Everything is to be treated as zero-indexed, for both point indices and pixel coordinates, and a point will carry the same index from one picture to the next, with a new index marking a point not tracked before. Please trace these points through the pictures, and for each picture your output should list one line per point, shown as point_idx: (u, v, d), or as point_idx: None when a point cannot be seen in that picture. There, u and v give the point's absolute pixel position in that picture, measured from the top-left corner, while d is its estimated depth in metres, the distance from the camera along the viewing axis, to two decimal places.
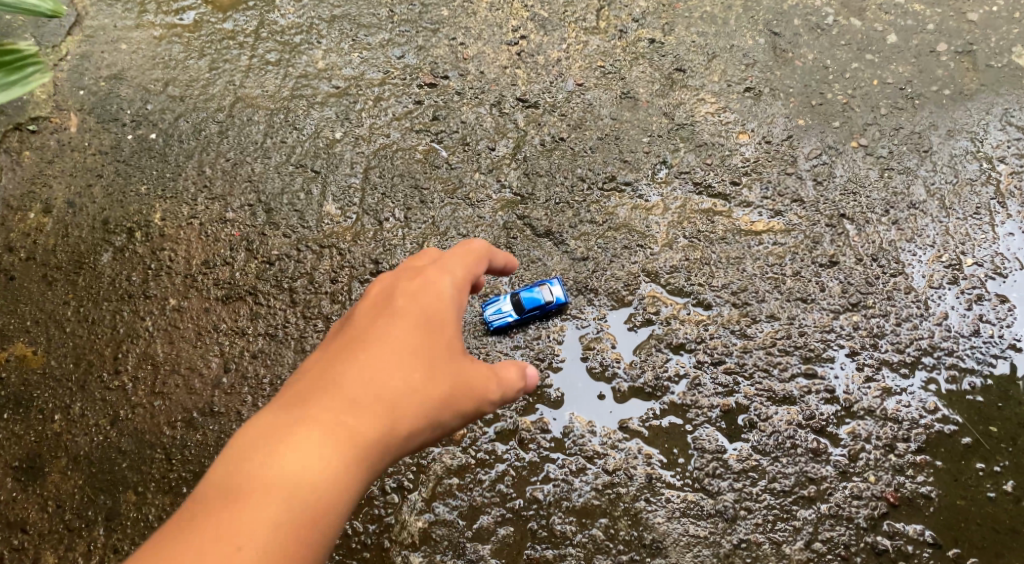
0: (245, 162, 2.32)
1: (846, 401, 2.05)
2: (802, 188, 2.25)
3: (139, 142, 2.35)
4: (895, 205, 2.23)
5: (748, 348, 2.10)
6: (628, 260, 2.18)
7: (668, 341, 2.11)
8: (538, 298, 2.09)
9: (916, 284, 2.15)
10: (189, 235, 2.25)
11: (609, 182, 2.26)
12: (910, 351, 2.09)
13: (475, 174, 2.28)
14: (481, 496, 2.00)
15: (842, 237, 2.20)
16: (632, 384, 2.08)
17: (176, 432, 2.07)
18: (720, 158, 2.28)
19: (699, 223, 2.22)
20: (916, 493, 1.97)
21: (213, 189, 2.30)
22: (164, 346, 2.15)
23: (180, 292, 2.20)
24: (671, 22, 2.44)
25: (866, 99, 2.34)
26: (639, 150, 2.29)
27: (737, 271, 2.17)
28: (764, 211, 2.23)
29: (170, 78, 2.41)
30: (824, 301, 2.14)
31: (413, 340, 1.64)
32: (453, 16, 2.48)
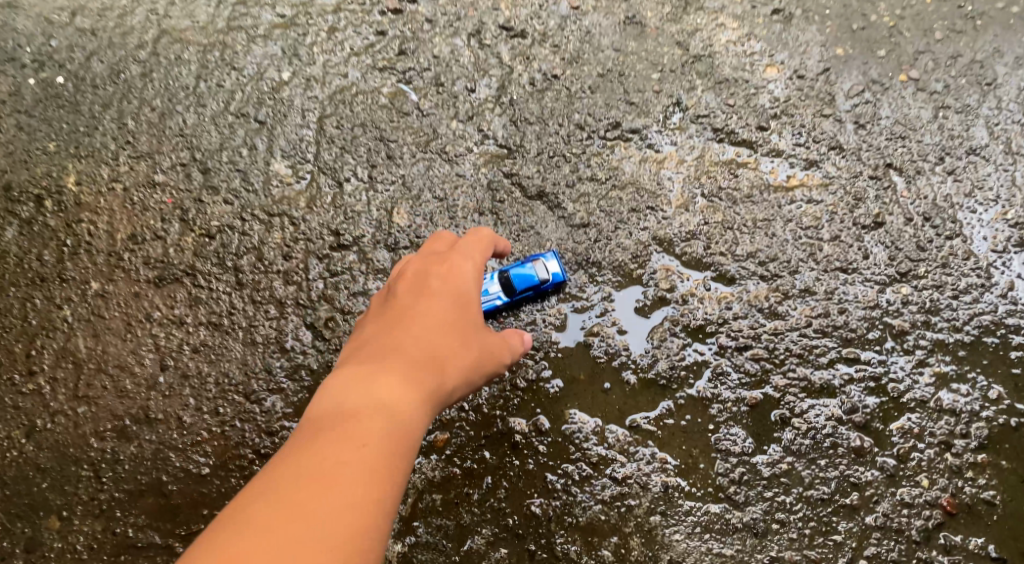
0: (174, 112, 1.92)
1: (894, 391, 1.77)
2: (841, 133, 1.90)
3: (43, 88, 1.94)
4: (952, 152, 1.88)
5: (778, 330, 1.80)
6: (636, 227, 1.84)
7: (685, 324, 1.80)
8: (531, 276, 1.76)
9: (976, 249, 1.84)
10: (110, 203, 1.88)
11: (612, 129, 1.89)
12: (970, 330, 1.80)
13: (452, 122, 1.91)
14: (470, 514, 1.73)
15: (889, 193, 1.87)
16: (643, 377, 1.78)
17: (105, 445, 1.76)
18: (744, 98, 1.91)
19: (720, 179, 1.87)
20: (977, 499, 1.71)
21: (138, 145, 1.91)
22: (88, 340, 1.81)
23: (102, 273, 1.84)
24: None
25: (918, 20, 1.95)
26: (648, 89, 1.91)
27: (766, 237, 1.84)
28: (797, 163, 1.88)
29: (78, 6, 1.98)
30: (867, 271, 1.83)
31: (447, 300, 1.55)
32: None
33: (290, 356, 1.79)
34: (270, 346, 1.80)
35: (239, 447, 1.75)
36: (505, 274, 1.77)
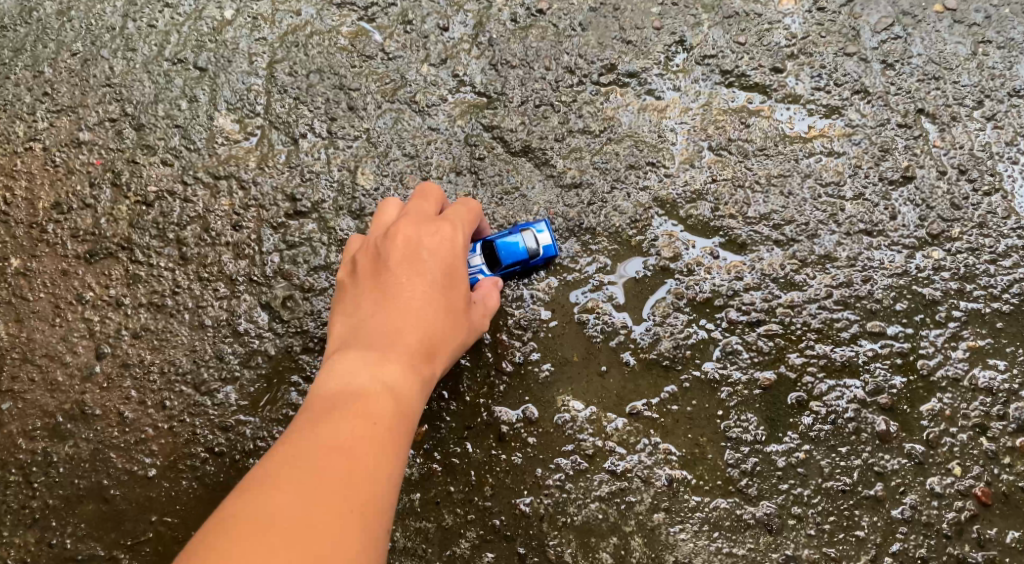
0: (99, 58, 1.66)
1: (923, 368, 1.59)
2: (865, 74, 1.67)
3: None
4: (992, 94, 1.66)
5: (795, 302, 1.60)
6: (635, 186, 1.62)
7: (690, 297, 1.60)
8: (521, 249, 1.54)
9: (1019, 206, 1.63)
10: (29, 166, 1.63)
11: (608, 72, 1.66)
12: (1010, 298, 1.60)
13: (422, 67, 1.66)
14: (451, 514, 1.56)
15: (921, 143, 1.65)
16: (643, 357, 1.59)
17: (36, 446, 1.55)
18: (756, 35, 1.68)
19: (730, 129, 1.64)
20: (1015, 489, 1.55)
21: (58, 98, 1.65)
22: (9, 327, 1.59)
23: (25, 248, 1.61)
24: None
25: None
26: (647, 25, 1.68)
27: (781, 196, 1.63)
28: (816, 109, 1.66)
29: None
30: (895, 233, 1.62)
31: (441, 266, 1.38)
32: None
33: (243, 342, 1.57)
34: (221, 330, 1.58)
35: (189, 446, 1.55)
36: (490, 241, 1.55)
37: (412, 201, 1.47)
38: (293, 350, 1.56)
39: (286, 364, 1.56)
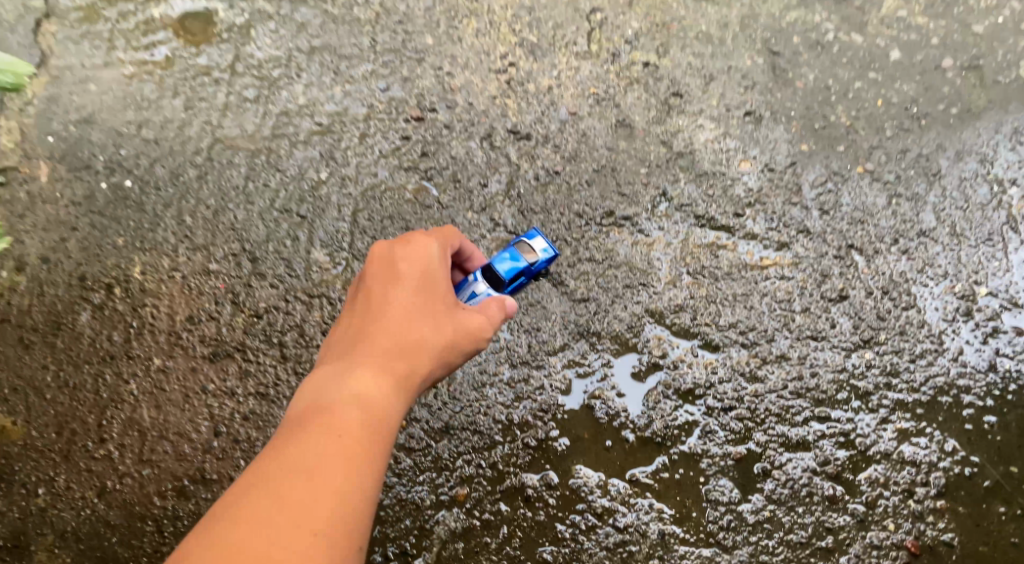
0: (226, 208, 2.20)
1: (861, 444, 2.04)
2: (808, 218, 2.18)
3: (114, 191, 2.23)
4: (904, 234, 2.17)
5: (759, 392, 2.07)
6: (630, 301, 2.12)
7: (676, 387, 2.08)
8: (520, 262, 2.00)
9: (930, 318, 2.12)
10: (171, 289, 2.16)
11: (607, 217, 2.17)
12: (926, 390, 2.08)
13: (467, 213, 2.17)
14: (489, 560, 1.99)
15: (851, 270, 2.15)
16: (640, 434, 2.06)
17: (167, 503, 2.01)
18: (722, 189, 2.18)
19: (703, 259, 2.14)
20: (938, 541, 1.98)
21: (195, 238, 2.19)
22: (151, 411, 2.08)
23: (164, 351, 2.12)
24: (666, 44, 2.29)
25: (871, 120, 2.25)
26: (637, 182, 2.18)
27: (744, 309, 2.12)
28: (770, 244, 2.16)
29: (144, 120, 2.28)
30: (835, 338, 2.11)
31: (418, 283, 1.74)
32: (437, 43, 2.31)
33: None
34: None
35: None
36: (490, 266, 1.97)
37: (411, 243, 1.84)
38: None
39: None
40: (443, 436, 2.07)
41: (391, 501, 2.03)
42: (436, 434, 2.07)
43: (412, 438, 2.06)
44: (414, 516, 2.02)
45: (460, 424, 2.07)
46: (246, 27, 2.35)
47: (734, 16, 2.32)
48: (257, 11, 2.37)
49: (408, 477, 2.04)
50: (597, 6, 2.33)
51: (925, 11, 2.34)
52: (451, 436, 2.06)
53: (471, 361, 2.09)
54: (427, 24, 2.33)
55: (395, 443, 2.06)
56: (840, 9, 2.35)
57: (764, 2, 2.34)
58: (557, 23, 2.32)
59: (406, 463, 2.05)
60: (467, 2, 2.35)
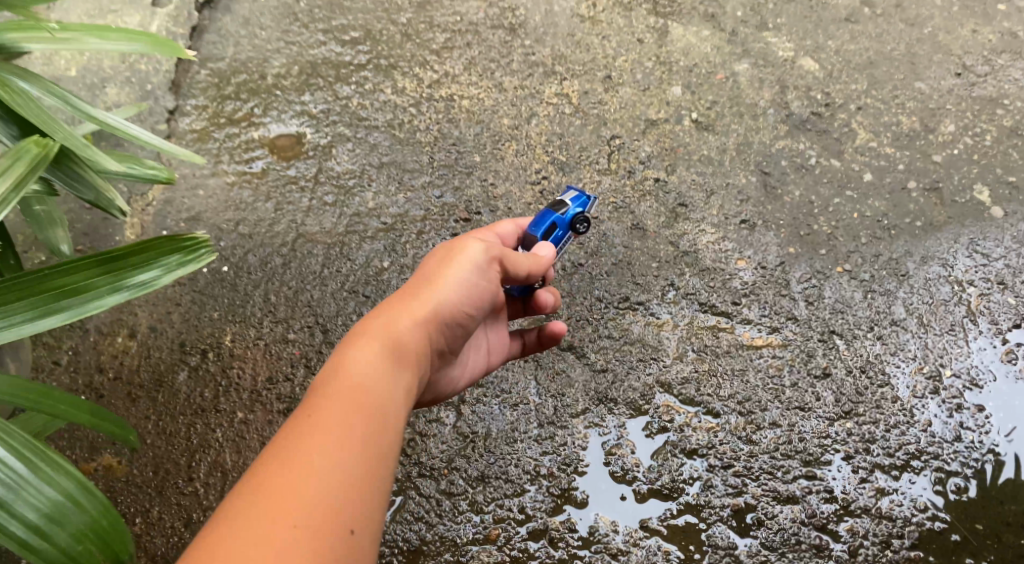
0: (304, 290, 2.64)
1: (844, 500, 2.34)
2: (795, 307, 2.55)
3: (212, 274, 2.67)
4: (878, 322, 2.53)
5: (754, 452, 2.39)
6: (642, 372, 2.49)
7: (683, 446, 2.41)
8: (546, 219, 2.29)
9: (901, 394, 2.45)
10: (255, 354, 2.56)
11: (623, 302, 2.57)
12: (900, 455, 2.39)
13: None
14: None
15: (833, 351, 2.50)
16: (651, 486, 2.37)
17: None
18: (722, 281, 2.59)
19: (705, 339, 2.52)
20: None
21: (277, 313, 2.62)
22: (232, 455, 2.45)
23: (246, 406, 2.50)
24: (673, 164, 2.75)
25: (849, 230, 2.64)
26: (649, 274, 2.60)
27: (741, 382, 2.47)
28: (762, 328, 2.53)
29: (241, 218, 2.75)
30: (820, 409, 2.44)
31: (407, 294, 2.02)
32: (484, 161, 2.79)
33: None
34: None
35: None
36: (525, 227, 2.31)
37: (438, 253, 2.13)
38: (413, 474, 2.41)
39: (412, 482, 2.40)
40: (479, 483, 2.39)
41: (433, 537, 2.35)
42: (473, 482, 2.40)
43: (453, 484, 2.40)
44: (452, 551, 2.33)
45: (494, 474, 2.40)
46: (328, 146, 2.85)
47: (731, 143, 2.78)
48: (338, 135, 2.86)
49: (448, 518, 2.36)
50: (617, 133, 2.81)
51: (893, 143, 2.76)
52: (486, 484, 2.39)
53: (505, 420, 2.45)
54: (476, 145, 2.82)
55: (438, 488, 2.39)
56: (821, 139, 2.78)
57: (757, 132, 2.80)
58: (583, 146, 2.80)
59: (446, 505, 2.38)
60: (509, 129, 2.84)
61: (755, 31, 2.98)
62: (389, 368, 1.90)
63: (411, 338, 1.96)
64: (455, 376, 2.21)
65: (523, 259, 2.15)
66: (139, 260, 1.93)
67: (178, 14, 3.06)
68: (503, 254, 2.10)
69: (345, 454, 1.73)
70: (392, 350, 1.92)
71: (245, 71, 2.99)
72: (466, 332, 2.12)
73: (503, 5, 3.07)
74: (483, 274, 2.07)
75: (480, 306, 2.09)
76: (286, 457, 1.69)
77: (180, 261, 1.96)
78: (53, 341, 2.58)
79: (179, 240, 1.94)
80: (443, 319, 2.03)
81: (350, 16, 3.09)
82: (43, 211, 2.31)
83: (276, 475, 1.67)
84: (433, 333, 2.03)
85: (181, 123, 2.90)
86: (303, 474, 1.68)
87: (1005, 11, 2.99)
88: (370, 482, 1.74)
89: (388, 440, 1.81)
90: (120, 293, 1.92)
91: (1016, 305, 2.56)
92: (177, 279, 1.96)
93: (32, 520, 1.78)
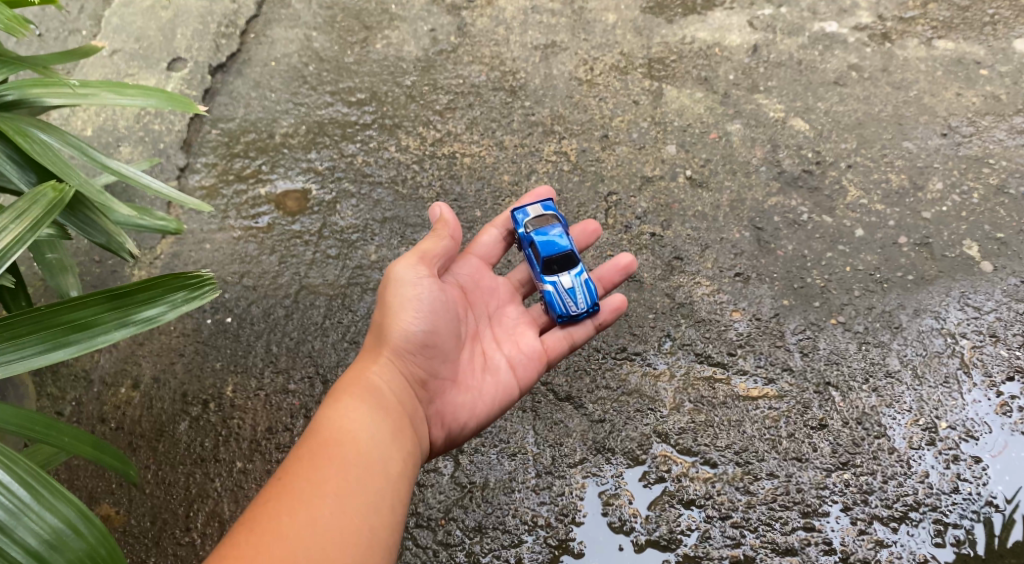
0: (306, 340, 2.67)
1: (843, 552, 2.34)
2: (791, 358, 2.58)
3: (216, 325, 2.71)
4: (873, 373, 2.55)
5: (752, 503, 2.39)
6: (640, 423, 2.50)
7: (680, 497, 2.41)
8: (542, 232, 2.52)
9: (897, 445, 2.45)
10: (256, 404, 2.58)
11: (621, 352, 2.61)
12: (898, 506, 2.38)
13: None
14: None
15: (829, 403, 2.51)
16: (649, 537, 2.37)
17: None
18: (717, 332, 2.63)
19: (702, 389, 2.55)
20: None
21: (279, 363, 2.64)
22: (230, 505, 2.44)
23: (245, 455, 2.51)
24: (668, 220, 2.82)
25: (842, 283, 2.69)
26: (646, 325, 2.64)
27: (737, 433, 2.48)
28: (758, 379, 2.56)
29: (245, 270, 2.80)
30: (817, 460, 2.44)
31: (379, 341, 2.25)
32: (484, 216, 2.86)
33: None
34: None
35: None
36: (546, 261, 2.47)
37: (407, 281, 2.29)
38: (410, 524, 2.41)
39: (409, 533, 2.40)
40: (476, 534, 2.39)
41: None
42: (470, 533, 2.40)
43: (450, 534, 2.40)
44: None
45: (492, 524, 2.40)
46: (332, 202, 2.92)
47: (725, 200, 2.85)
48: (342, 191, 2.94)
49: None
50: (613, 189, 2.89)
51: (883, 201, 2.83)
52: (483, 534, 2.39)
53: (503, 470, 2.46)
54: (477, 201, 2.89)
55: (435, 539, 2.39)
56: (813, 196, 2.85)
57: (750, 188, 2.87)
58: (581, 202, 2.87)
59: (443, 556, 2.38)
60: (509, 185, 2.92)
61: (747, 93, 3.09)
62: (360, 405, 2.11)
63: (378, 372, 2.19)
64: (462, 402, 2.31)
65: (439, 241, 2.36)
66: (144, 299, 2.09)
67: (192, 76, 3.17)
68: (428, 254, 2.33)
69: (323, 500, 1.94)
70: (361, 389, 2.14)
71: (254, 131, 3.09)
72: (440, 350, 2.29)
73: (504, 69, 3.19)
74: (418, 283, 2.28)
75: (433, 314, 2.27)
76: (271, 512, 1.91)
77: (186, 298, 2.13)
78: (57, 392, 2.61)
79: (185, 278, 2.12)
80: (408, 343, 2.24)
81: (357, 78, 3.20)
82: (55, 258, 2.45)
83: (262, 529, 1.88)
84: (400, 360, 2.23)
85: (191, 180, 2.99)
86: (289, 525, 1.89)
87: (988, 75, 3.08)
88: (350, 527, 1.93)
89: (366, 479, 2.00)
90: (126, 329, 2.09)
91: (1009, 357, 2.57)
92: (182, 315, 2.13)
93: (33, 544, 1.92)
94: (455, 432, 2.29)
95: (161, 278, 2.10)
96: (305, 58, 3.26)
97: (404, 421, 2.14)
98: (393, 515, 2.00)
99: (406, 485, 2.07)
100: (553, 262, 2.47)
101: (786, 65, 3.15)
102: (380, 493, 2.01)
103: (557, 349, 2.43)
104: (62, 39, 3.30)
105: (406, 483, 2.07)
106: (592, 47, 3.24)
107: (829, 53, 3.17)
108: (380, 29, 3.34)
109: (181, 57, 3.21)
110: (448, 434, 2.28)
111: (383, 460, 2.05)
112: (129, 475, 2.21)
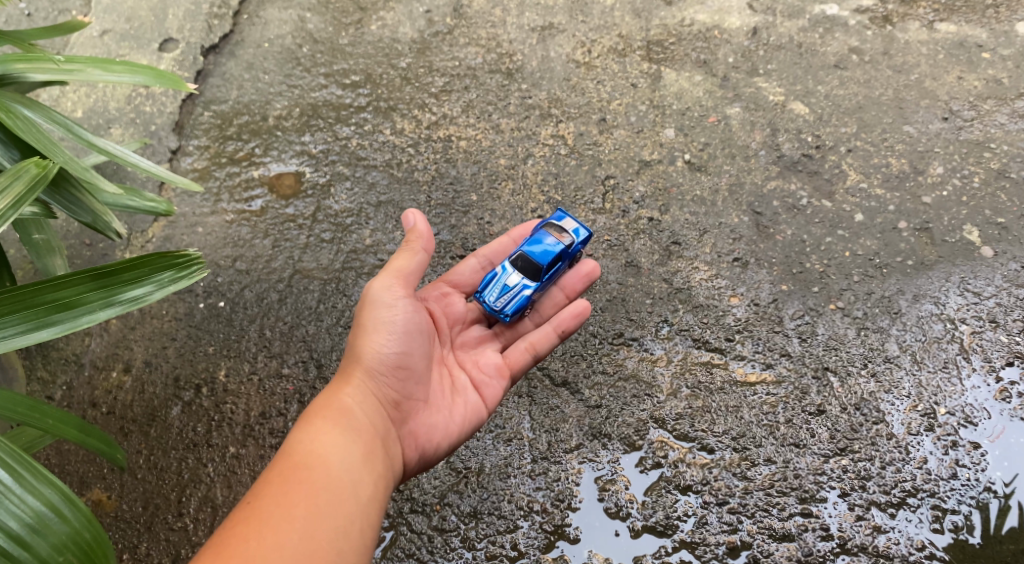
0: (300, 324, 2.64)
1: (841, 537, 2.33)
2: (789, 344, 2.55)
3: (208, 310, 2.68)
4: (872, 359, 2.53)
5: (749, 489, 2.38)
6: (637, 408, 2.48)
7: (676, 482, 2.39)
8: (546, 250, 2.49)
9: (896, 431, 2.43)
10: (249, 389, 2.55)
11: (617, 338, 2.58)
12: (896, 492, 2.37)
13: None
14: None
15: (827, 388, 2.49)
16: (645, 522, 2.36)
17: None
18: (715, 317, 2.60)
19: (699, 375, 2.52)
20: None
21: (272, 348, 2.61)
22: (223, 490, 2.42)
23: (239, 440, 2.48)
24: (666, 204, 2.79)
25: (841, 268, 2.66)
26: (643, 310, 2.62)
27: (735, 418, 2.46)
28: (756, 364, 2.53)
29: (239, 254, 2.77)
30: (814, 446, 2.42)
31: (351, 364, 2.22)
32: (480, 200, 2.83)
33: None
34: None
35: None
36: (520, 253, 2.47)
37: (377, 305, 2.24)
38: (405, 510, 2.39)
39: (404, 518, 2.38)
40: (472, 519, 2.38)
41: None
42: (466, 518, 2.38)
43: (445, 520, 2.38)
44: None
45: (487, 510, 2.38)
46: (326, 185, 2.89)
47: (724, 183, 2.83)
48: (337, 174, 2.91)
49: (441, 554, 2.35)
50: (611, 173, 2.86)
51: (883, 185, 2.80)
52: (479, 520, 2.37)
53: (497, 454, 2.44)
54: (474, 184, 2.86)
55: (429, 524, 2.37)
56: (813, 180, 2.82)
57: (749, 172, 2.84)
58: (579, 186, 2.84)
59: (438, 541, 2.36)
60: (506, 168, 2.88)
61: (747, 76, 3.05)
62: (332, 431, 2.07)
63: (354, 396, 2.16)
64: (436, 424, 2.27)
65: (414, 256, 2.29)
66: (130, 279, 2.07)
67: (184, 58, 3.13)
68: (402, 273, 2.27)
69: (291, 524, 1.91)
70: (333, 414, 2.11)
71: (247, 113, 3.05)
72: (413, 371, 2.26)
73: (501, 51, 3.15)
74: (393, 305, 2.24)
75: (410, 340, 2.25)
76: (236, 537, 1.88)
77: (173, 277, 2.11)
78: (47, 376, 2.57)
79: (174, 258, 2.10)
80: (377, 367, 2.21)
81: (351, 60, 3.16)
82: (42, 239, 2.42)
83: (226, 554, 1.85)
84: (374, 387, 2.20)
85: (183, 163, 2.96)
86: (255, 550, 1.86)
87: (990, 58, 3.05)
88: (317, 550, 1.90)
89: (335, 500, 1.98)
90: (112, 309, 2.07)
91: (1009, 342, 2.55)
92: (169, 295, 2.11)
93: (15, 528, 1.89)
94: (428, 452, 2.24)
95: (147, 258, 2.07)
96: (299, 40, 3.21)
97: (376, 446, 2.11)
98: (362, 537, 1.97)
99: (378, 508, 2.04)
100: (520, 258, 2.47)
101: (786, 47, 3.11)
102: (350, 517, 1.98)
103: (519, 367, 2.39)
104: (51, 18, 3.25)
105: (376, 506, 2.03)
106: (590, 29, 3.19)
107: (829, 36, 3.14)
108: (375, 10, 3.29)
109: (173, 38, 3.17)
110: (423, 455, 2.23)
111: (354, 485, 2.01)
112: (117, 458, 2.19)
